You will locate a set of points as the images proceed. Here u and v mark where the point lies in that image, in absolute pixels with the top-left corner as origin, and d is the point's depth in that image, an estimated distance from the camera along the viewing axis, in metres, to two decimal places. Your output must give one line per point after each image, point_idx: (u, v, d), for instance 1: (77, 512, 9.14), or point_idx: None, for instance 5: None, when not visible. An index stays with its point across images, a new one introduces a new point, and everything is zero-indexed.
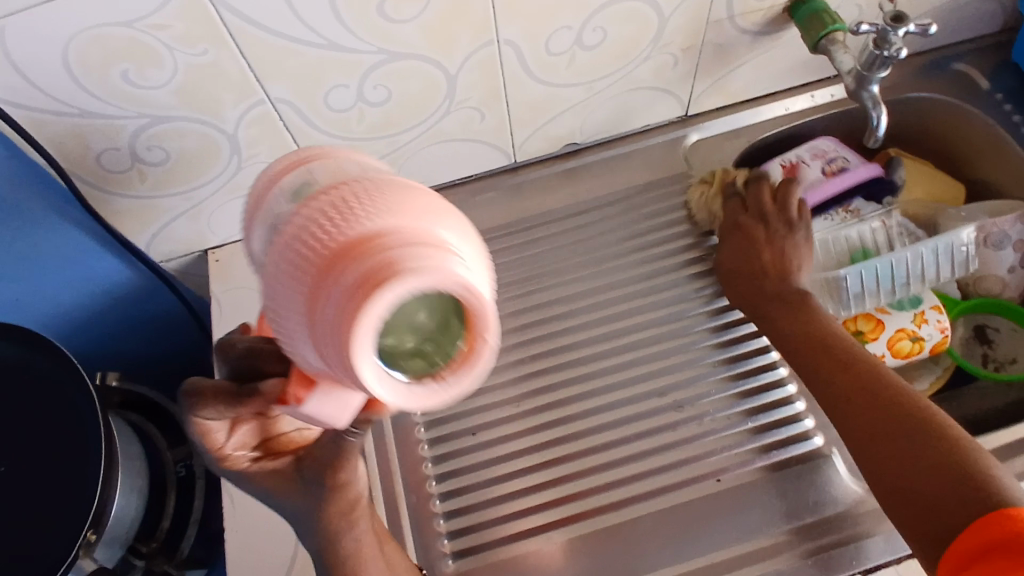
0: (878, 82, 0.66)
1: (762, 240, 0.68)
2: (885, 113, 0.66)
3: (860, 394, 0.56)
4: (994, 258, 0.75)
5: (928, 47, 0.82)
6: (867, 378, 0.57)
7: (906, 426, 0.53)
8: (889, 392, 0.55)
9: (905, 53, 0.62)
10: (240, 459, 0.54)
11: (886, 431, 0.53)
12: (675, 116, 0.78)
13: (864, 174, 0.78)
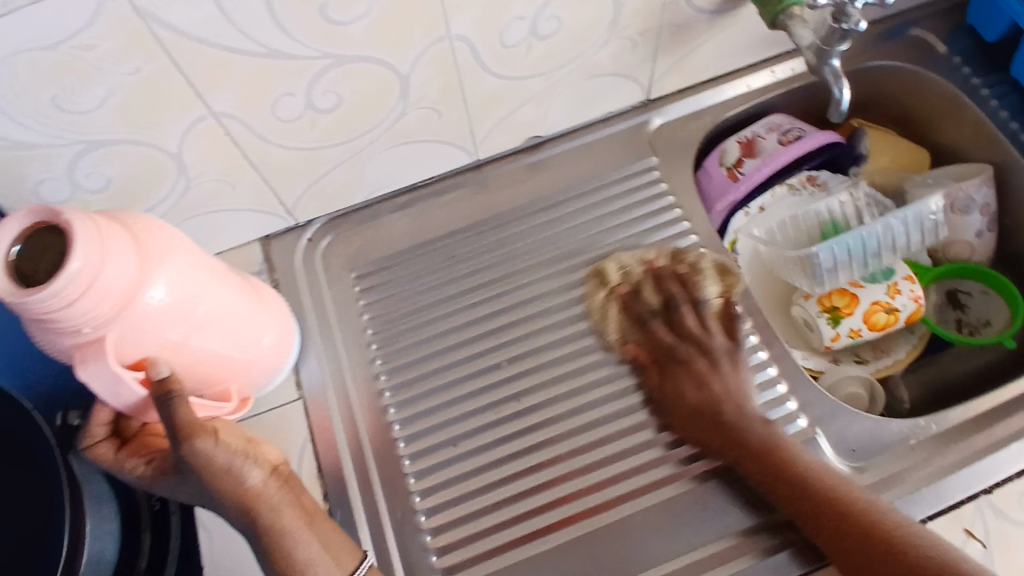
0: (839, 55, 0.65)
1: (698, 372, 0.62)
2: (846, 87, 0.64)
3: (794, 502, 0.56)
4: (962, 223, 0.76)
5: (884, 14, 0.82)
6: (811, 492, 0.55)
7: (871, 543, 0.52)
8: (828, 499, 0.54)
9: (864, 24, 0.61)
10: (136, 466, 0.54)
11: (839, 540, 0.53)
12: (636, 101, 0.76)
13: (820, 141, 0.76)
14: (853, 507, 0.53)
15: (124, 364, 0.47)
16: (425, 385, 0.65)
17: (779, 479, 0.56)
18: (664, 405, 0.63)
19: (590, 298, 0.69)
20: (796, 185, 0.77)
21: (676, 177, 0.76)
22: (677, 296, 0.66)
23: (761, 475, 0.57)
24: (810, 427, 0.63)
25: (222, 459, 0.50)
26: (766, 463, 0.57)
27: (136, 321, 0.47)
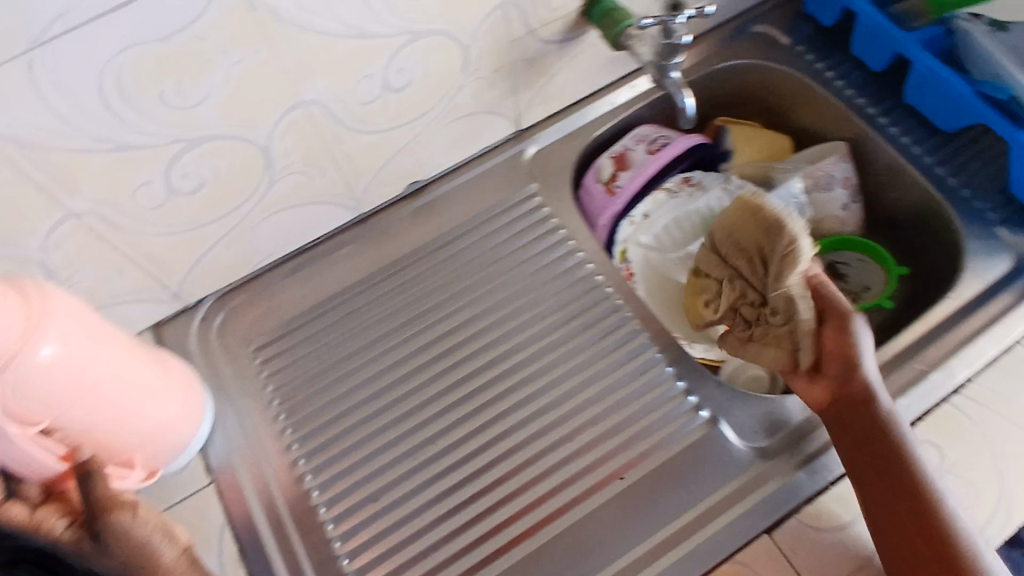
0: (677, 70, 0.68)
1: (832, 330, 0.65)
2: (687, 96, 0.66)
3: (870, 465, 0.58)
4: (828, 200, 0.81)
5: (727, 18, 0.87)
6: (897, 470, 0.57)
7: (914, 531, 0.55)
8: (904, 482, 0.57)
9: (689, 37, 0.65)
10: (54, 528, 0.48)
11: (882, 509, 0.56)
12: (509, 133, 0.78)
13: (685, 145, 0.81)
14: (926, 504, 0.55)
15: (13, 420, 0.49)
16: (339, 445, 0.65)
17: (873, 441, 0.59)
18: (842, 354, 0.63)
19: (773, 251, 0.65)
20: (673, 189, 0.81)
21: (557, 199, 0.78)
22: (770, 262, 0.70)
23: (862, 428, 0.60)
24: (713, 417, 0.66)
25: (140, 533, 0.49)
26: (870, 430, 0.59)
27: (22, 373, 0.48)
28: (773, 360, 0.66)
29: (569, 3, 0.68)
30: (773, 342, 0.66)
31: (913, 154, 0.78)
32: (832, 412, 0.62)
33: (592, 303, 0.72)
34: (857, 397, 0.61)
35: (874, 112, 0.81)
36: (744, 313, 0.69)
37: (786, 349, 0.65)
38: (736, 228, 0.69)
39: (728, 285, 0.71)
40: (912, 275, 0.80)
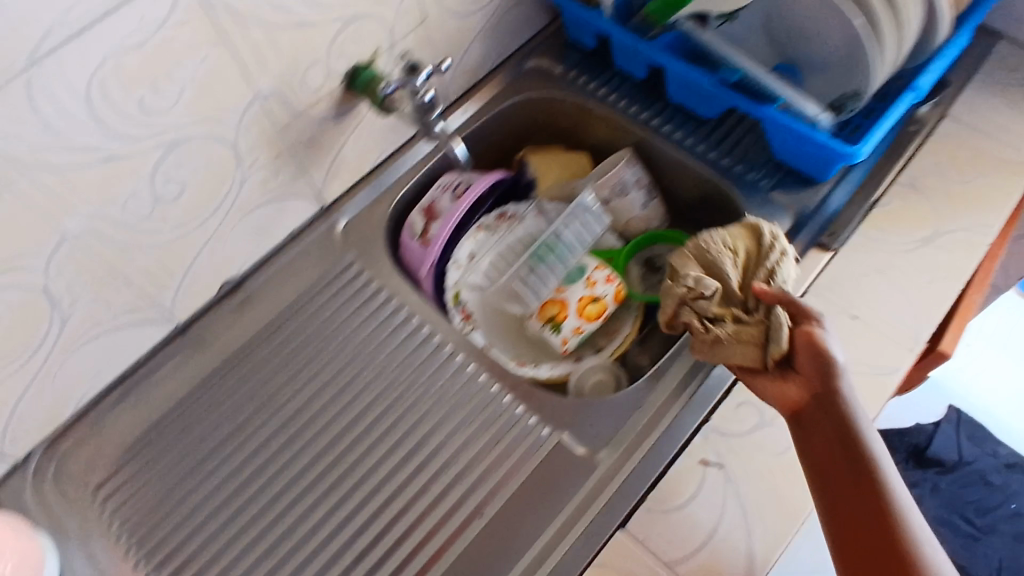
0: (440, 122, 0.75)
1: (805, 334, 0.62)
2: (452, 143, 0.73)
3: (839, 472, 0.57)
4: (627, 203, 0.87)
5: (503, 57, 0.92)
6: (863, 476, 0.57)
7: (882, 541, 0.54)
8: (870, 488, 0.56)
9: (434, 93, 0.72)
10: None
11: (845, 514, 0.56)
12: (314, 211, 0.81)
13: (485, 185, 0.85)
14: (894, 514, 0.55)
15: None
16: (200, 560, 0.65)
17: (844, 449, 0.58)
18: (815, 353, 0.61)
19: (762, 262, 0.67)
20: (490, 225, 0.85)
21: (374, 263, 0.81)
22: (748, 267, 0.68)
23: (832, 434, 0.59)
24: (556, 433, 0.69)
25: None
26: (840, 435, 0.58)
27: None
28: (740, 352, 0.63)
29: (329, 81, 0.72)
30: (742, 339, 0.63)
31: (686, 146, 0.85)
32: (803, 419, 0.61)
33: (425, 354, 0.75)
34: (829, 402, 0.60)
35: (646, 116, 0.88)
36: (716, 307, 0.65)
37: (753, 346, 0.63)
38: (728, 234, 0.68)
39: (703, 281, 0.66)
40: None
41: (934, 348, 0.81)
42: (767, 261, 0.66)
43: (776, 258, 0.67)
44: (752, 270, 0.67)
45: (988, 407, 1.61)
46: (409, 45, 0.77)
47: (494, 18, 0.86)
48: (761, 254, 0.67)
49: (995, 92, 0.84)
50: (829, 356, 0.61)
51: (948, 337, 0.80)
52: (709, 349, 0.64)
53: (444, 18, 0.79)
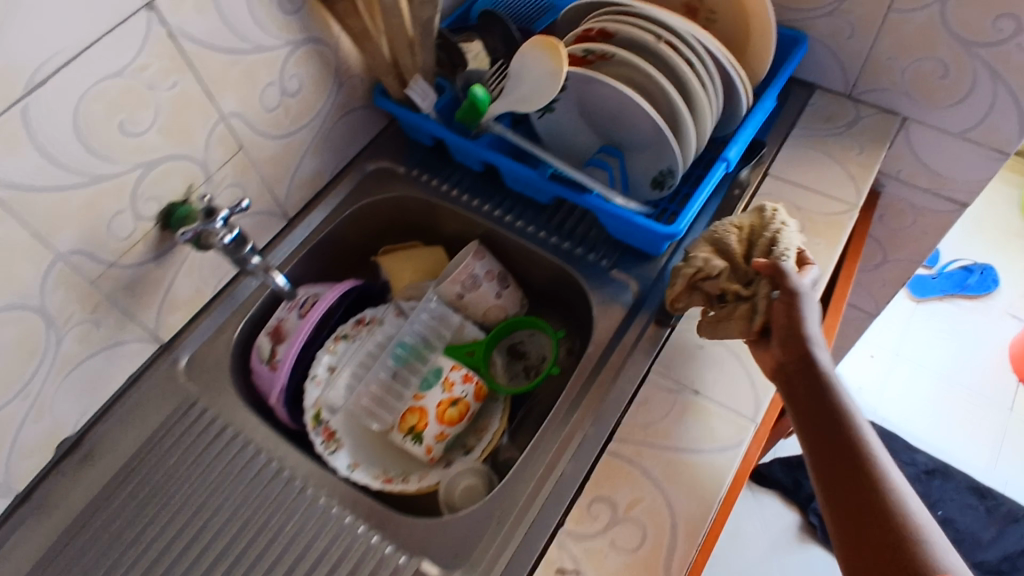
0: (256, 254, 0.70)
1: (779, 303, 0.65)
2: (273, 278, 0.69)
3: (844, 482, 0.56)
4: (482, 295, 0.86)
5: (342, 164, 0.92)
6: (836, 424, 0.59)
7: (854, 481, 0.56)
8: (840, 432, 0.58)
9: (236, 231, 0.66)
10: None
11: (820, 458, 0.58)
12: (154, 349, 0.79)
13: (332, 296, 0.83)
14: (889, 497, 0.54)
15: None
16: None
17: (848, 459, 0.57)
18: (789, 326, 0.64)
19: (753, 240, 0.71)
20: (348, 333, 0.84)
21: (220, 398, 0.79)
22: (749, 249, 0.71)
23: (834, 444, 0.58)
24: (414, 559, 0.66)
25: None
26: (808, 392, 0.61)
27: None
28: (737, 327, 0.68)
29: (141, 224, 0.70)
30: (730, 315, 0.68)
31: (529, 234, 0.86)
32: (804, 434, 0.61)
33: (277, 490, 0.72)
34: (822, 410, 0.60)
35: (489, 208, 0.89)
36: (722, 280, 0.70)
37: (739, 317, 0.67)
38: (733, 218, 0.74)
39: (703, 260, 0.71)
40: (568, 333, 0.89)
41: None
42: (768, 230, 0.70)
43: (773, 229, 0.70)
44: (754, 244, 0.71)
45: (897, 422, 1.66)
46: (227, 175, 0.77)
47: (321, 132, 0.86)
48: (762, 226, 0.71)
49: (815, 143, 0.87)
50: (803, 328, 0.63)
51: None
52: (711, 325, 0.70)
53: (261, 143, 0.79)
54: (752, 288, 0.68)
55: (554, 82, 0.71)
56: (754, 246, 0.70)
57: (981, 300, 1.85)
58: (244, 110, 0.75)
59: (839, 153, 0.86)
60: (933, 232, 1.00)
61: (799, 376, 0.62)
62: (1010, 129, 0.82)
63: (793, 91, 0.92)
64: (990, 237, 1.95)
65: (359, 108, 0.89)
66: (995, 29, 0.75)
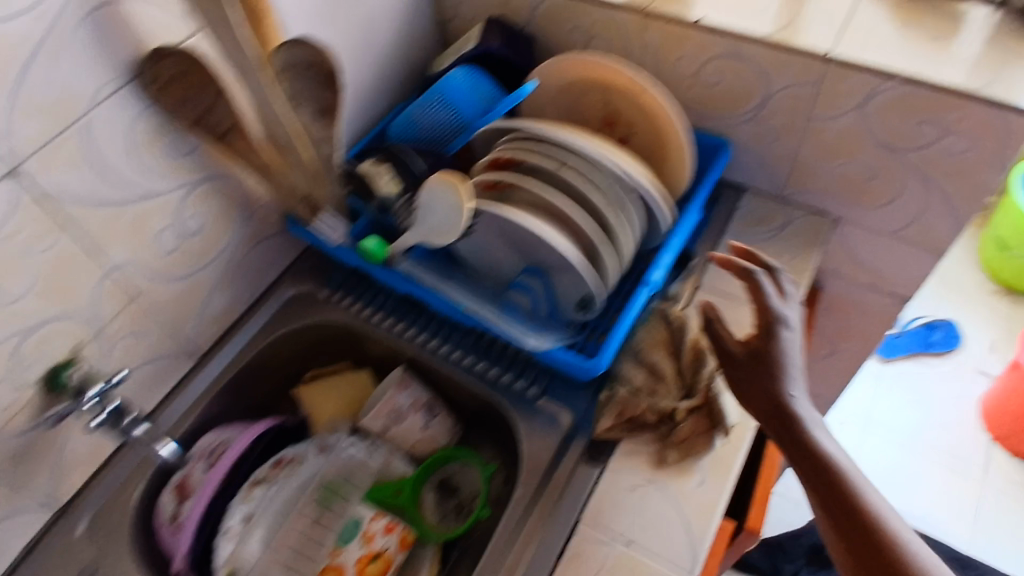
0: (139, 423, 0.73)
1: (746, 359, 0.65)
2: (167, 444, 0.74)
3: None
4: (406, 428, 0.82)
5: (257, 294, 0.88)
6: (832, 476, 0.58)
7: (866, 538, 0.55)
8: (838, 485, 0.58)
9: (113, 398, 0.69)
10: None
11: (828, 514, 0.57)
12: (49, 514, 0.73)
13: (241, 443, 0.79)
14: (903, 554, 0.54)
15: None
16: None
17: (864, 541, 0.55)
18: (746, 379, 0.65)
19: (666, 343, 0.73)
20: (266, 476, 0.78)
21: (119, 564, 0.72)
22: (673, 358, 0.72)
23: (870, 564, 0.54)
24: None
25: None
26: (796, 443, 0.61)
27: None
28: (691, 437, 0.68)
29: (21, 392, 0.65)
30: (694, 432, 0.68)
31: (454, 360, 0.81)
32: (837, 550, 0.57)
33: None
34: (849, 523, 0.56)
35: (415, 333, 0.83)
36: (662, 402, 0.69)
37: (706, 429, 0.68)
38: (648, 329, 0.75)
39: (633, 382, 0.71)
40: (504, 464, 0.84)
41: (744, 526, 0.73)
42: (686, 336, 0.72)
43: (691, 333, 0.72)
44: (676, 355, 0.72)
45: None
46: (122, 325, 0.73)
47: (229, 266, 0.82)
48: (678, 334, 0.73)
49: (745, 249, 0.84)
50: (774, 382, 0.63)
51: (755, 511, 0.73)
52: (678, 455, 0.68)
53: (159, 287, 0.75)
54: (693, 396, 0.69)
55: (462, 213, 0.68)
56: (680, 354, 0.72)
57: (947, 357, 1.83)
58: (136, 259, 0.71)
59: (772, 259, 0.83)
60: (878, 323, 0.97)
61: (788, 428, 0.61)
62: (942, 230, 0.80)
63: (721, 194, 0.90)
64: (948, 292, 1.95)
65: (272, 236, 0.86)
66: (919, 133, 0.72)
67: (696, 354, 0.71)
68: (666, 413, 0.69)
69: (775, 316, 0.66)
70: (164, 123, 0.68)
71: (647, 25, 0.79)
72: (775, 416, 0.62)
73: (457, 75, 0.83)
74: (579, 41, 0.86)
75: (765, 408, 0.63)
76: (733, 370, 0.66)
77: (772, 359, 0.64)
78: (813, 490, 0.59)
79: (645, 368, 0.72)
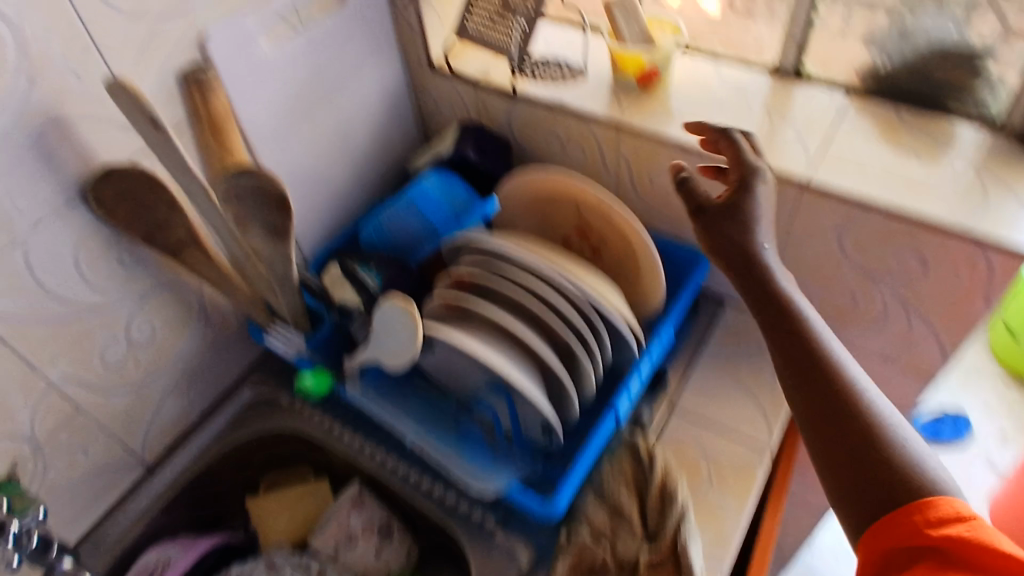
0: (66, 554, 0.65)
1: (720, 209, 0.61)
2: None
3: (857, 464, 0.47)
4: (359, 551, 0.77)
5: (215, 396, 0.85)
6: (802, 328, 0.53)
7: (832, 393, 0.50)
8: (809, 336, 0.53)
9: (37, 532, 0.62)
10: None
11: (794, 370, 0.52)
12: None
13: (185, 559, 0.76)
14: (868, 411, 0.49)
15: None
16: None
17: (832, 388, 0.50)
18: (713, 229, 0.61)
19: (633, 483, 0.68)
20: None
21: None
22: (639, 499, 0.67)
23: (829, 420, 0.49)
24: None
25: None
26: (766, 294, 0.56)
27: None
28: None
29: None
30: None
31: (411, 484, 0.77)
32: (799, 408, 0.52)
33: None
34: (816, 377, 0.51)
35: (372, 450, 0.80)
36: (625, 549, 0.64)
37: None
38: (615, 463, 0.70)
39: (595, 525, 0.66)
40: None
41: None
42: (653, 475, 0.68)
43: (658, 472, 0.68)
44: (643, 496, 0.67)
45: None
46: (63, 439, 0.70)
47: (184, 372, 0.79)
48: (646, 472, 0.68)
49: (723, 368, 0.80)
50: (742, 235, 0.59)
51: None
52: None
53: (106, 398, 0.72)
54: (657, 544, 0.64)
55: (416, 336, 0.64)
56: (646, 496, 0.67)
57: None
58: (80, 372, 0.68)
59: (751, 381, 0.78)
60: None
61: (752, 296, 0.57)
62: (930, 356, 0.75)
63: (701, 303, 0.87)
64: None
65: (233, 339, 0.83)
66: (898, 264, 0.69)
67: (661, 496, 0.66)
68: (627, 562, 0.64)
69: (749, 164, 0.62)
70: (114, 238, 0.66)
71: (619, 139, 0.78)
72: (743, 271, 0.58)
73: (428, 181, 0.81)
74: (556, 147, 0.85)
75: (732, 260, 0.59)
76: (705, 228, 0.61)
77: (746, 211, 0.60)
78: (781, 345, 0.54)
79: (609, 511, 0.67)
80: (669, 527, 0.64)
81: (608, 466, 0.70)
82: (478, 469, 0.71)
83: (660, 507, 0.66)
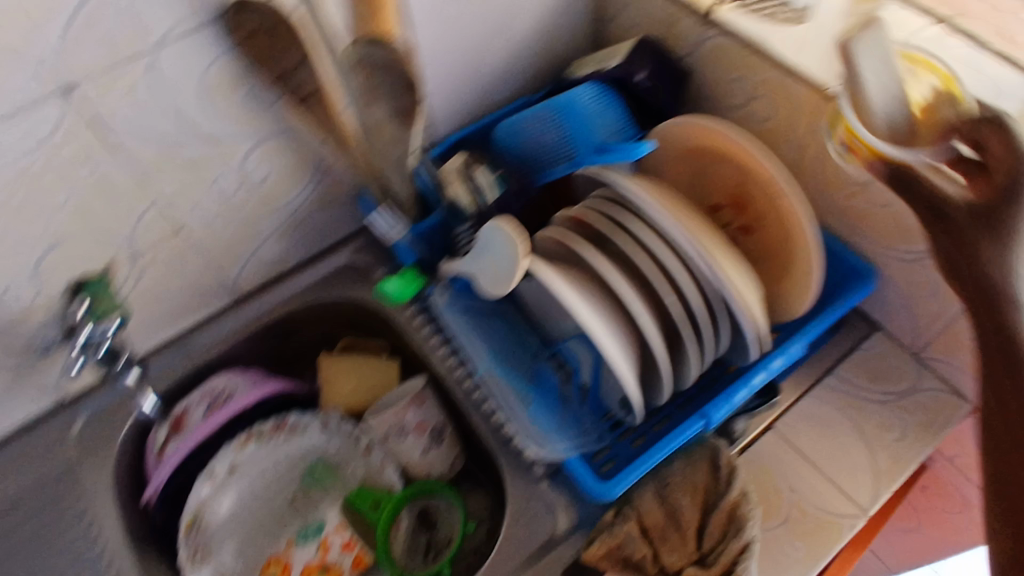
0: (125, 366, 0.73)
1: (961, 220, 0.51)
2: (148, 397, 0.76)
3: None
4: (404, 447, 0.75)
5: (312, 251, 0.84)
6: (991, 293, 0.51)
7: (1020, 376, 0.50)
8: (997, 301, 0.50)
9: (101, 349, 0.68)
10: None
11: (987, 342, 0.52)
12: (53, 401, 0.75)
13: (250, 397, 0.76)
14: None
15: None
16: None
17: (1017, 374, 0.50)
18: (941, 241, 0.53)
19: (701, 487, 0.62)
20: (264, 433, 0.76)
21: (97, 476, 0.73)
22: (701, 507, 0.61)
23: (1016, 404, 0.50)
24: None
25: None
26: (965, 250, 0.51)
27: None
28: None
29: (45, 293, 0.65)
30: None
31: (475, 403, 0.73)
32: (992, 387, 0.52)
33: None
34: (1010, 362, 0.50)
35: (445, 354, 0.76)
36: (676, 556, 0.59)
37: None
38: (689, 464, 0.64)
39: (642, 512, 0.61)
40: (489, 518, 0.77)
41: None
42: (726, 489, 0.61)
43: (736, 488, 0.60)
44: (707, 505, 0.61)
45: None
46: (161, 255, 0.70)
47: (288, 222, 0.78)
48: (719, 485, 0.62)
49: (846, 403, 0.69)
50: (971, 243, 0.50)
51: None
52: None
53: (209, 230, 0.72)
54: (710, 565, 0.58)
55: (518, 264, 0.59)
56: (711, 508, 0.61)
57: None
58: (188, 197, 0.68)
59: (872, 431, 0.67)
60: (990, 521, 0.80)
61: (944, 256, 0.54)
62: None
63: (847, 320, 0.74)
64: None
65: (342, 203, 0.81)
66: None
67: (728, 512, 0.60)
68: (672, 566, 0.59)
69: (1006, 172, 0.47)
70: (243, 72, 0.62)
71: (822, 107, 0.64)
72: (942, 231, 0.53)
73: (581, 96, 0.72)
74: (740, 95, 0.72)
75: (943, 234, 0.53)
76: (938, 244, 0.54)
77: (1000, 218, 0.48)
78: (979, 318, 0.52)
79: (666, 507, 0.62)
80: (727, 554, 0.57)
81: (680, 464, 0.64)
82: (543, 423, 0.67)
83: (725, 525, 0.59)
